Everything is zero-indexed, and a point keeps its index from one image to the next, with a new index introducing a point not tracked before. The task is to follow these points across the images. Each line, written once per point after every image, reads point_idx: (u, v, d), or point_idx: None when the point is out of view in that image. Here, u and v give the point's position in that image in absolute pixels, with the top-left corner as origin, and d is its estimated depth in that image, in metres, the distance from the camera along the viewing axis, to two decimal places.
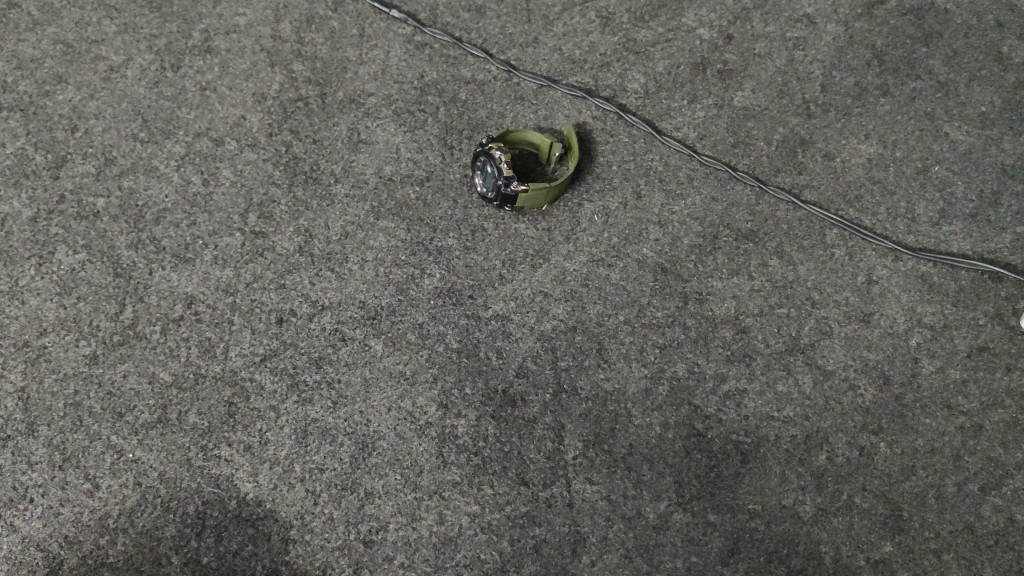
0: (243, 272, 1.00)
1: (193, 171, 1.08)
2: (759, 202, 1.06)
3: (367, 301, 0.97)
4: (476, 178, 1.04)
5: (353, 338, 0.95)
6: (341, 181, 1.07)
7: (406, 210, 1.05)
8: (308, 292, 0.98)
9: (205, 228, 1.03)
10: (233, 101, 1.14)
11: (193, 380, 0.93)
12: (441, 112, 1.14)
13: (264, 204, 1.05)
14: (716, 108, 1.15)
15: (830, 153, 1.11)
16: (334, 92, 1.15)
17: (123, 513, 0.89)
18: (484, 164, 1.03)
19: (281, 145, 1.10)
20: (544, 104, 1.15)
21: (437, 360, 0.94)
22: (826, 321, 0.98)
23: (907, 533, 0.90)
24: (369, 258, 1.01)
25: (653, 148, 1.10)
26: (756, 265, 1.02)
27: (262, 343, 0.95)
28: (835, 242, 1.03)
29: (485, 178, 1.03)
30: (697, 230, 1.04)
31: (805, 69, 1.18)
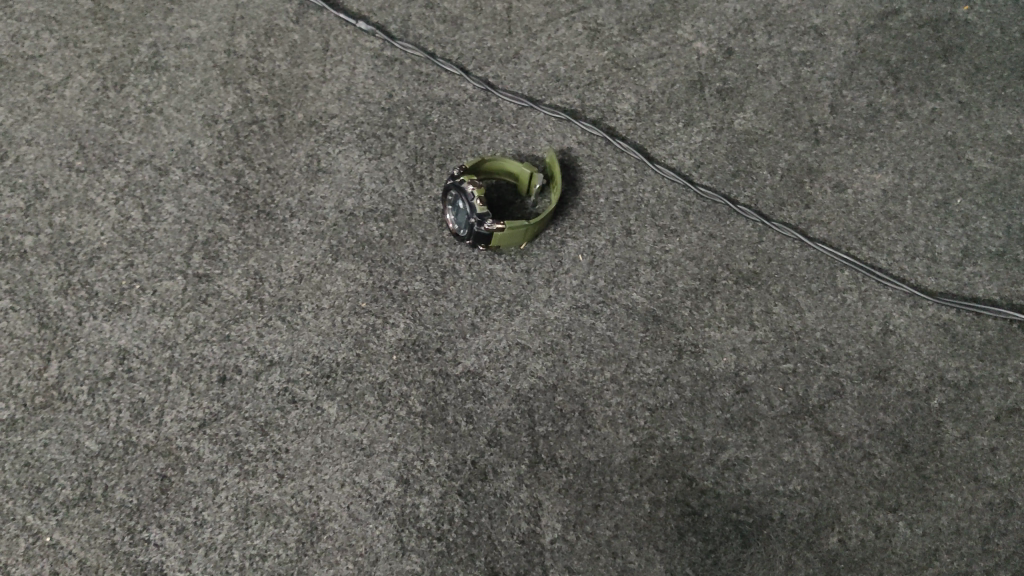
0: (183, 322, 0.89)
1: (132, 204, 0.97)
2: (762, 239, 0.96)
3: (322, 356, 0.87)
4: (447, 215, 0.94)
5: (304, 399, 0.85)
6: (297, 216, 0.96)
7: (368, 248, 0.94)
8: (255, 346, 0.88)
9: (142, 270, 0.92)
10: (181, 124, 1.03)
11: (123, 449, 0.83)
12: (411, 136, 1.03)
13: (210, 243, 0.94)
14: (714, 131, 1.04)
15: (841, 182, 1.00)
16: (293, 115, 1.04)
17: None
18: (455, 199, 0.92)
19: (231, 175, 0.99)
20: (525, 127, 1.04)
21: (399, 426, 0.84)
22: (836, 379, 0.88)
23: None
24: (324, 306, 0.90)
25: (645, 178, 1.00)
26: (759, 312, 0.91)
27: (202, 406, 0.85)
28: (846, 285, 0.93)
29: (457, 214, 0.92)
30: (693, 272, 0.94)
31: (812, 88, 1.08)
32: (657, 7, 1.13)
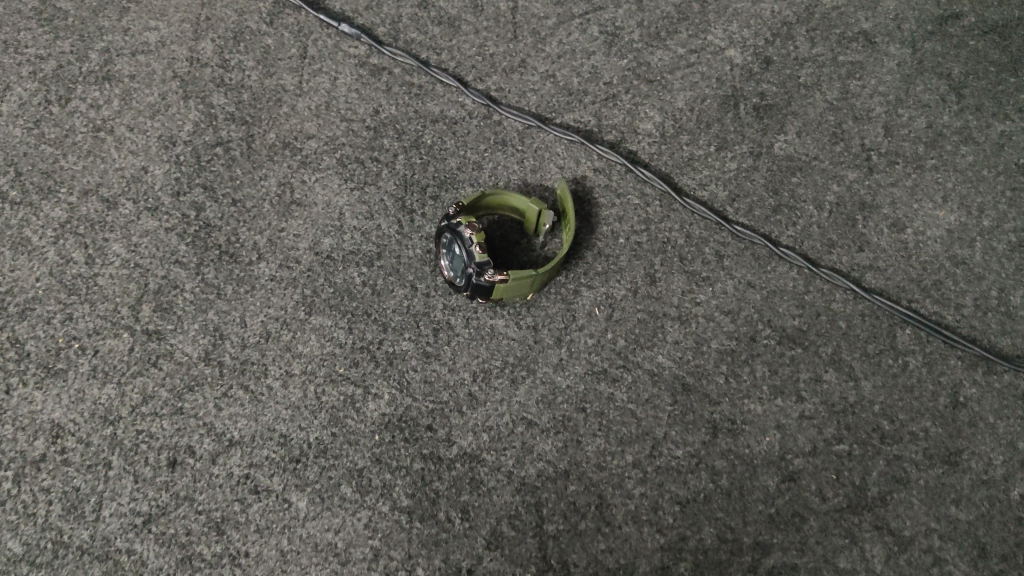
0: (128, 390, 0.76)
1: (73, 243, 0.83)
2: (808, 289, 0.82)
3: (289, 435, 0.73)
4: (440, 259, 0.80)
5: (269, 490, 0.72)
6: (265, 258, 0.83)
7: (348, 299, 0.80)
8: (211, 422, 0.74)
9: (82, 325, 0.79)
10: (134, 146, 0.89)
11: (50, 553, 0.70)
12: (400, 160, 0.89)
13: (162, 291, 0.81)
14: (751, 156, 0.90)
15: (900, 221, 0.86)
16: (264, 134, 0.90)
17: None
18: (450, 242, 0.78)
19: (190, 208, 0.85)
20: (532, 151, 0.90)
21: (380, 526, 0.71)
22: (899, 465, 0.75)
23: None
24: (294, 372, 0.76)
25: (672, 214, 0.86)
26: (807, 381, 0.78)
27: (147, 497, 0.71)
28: (908, 346, 0.80)
29: (452, 260, 0.78)
30: (728, 329, 0.80)
31: (862, 106, 0.93)
32: (683, 8, 0.98)
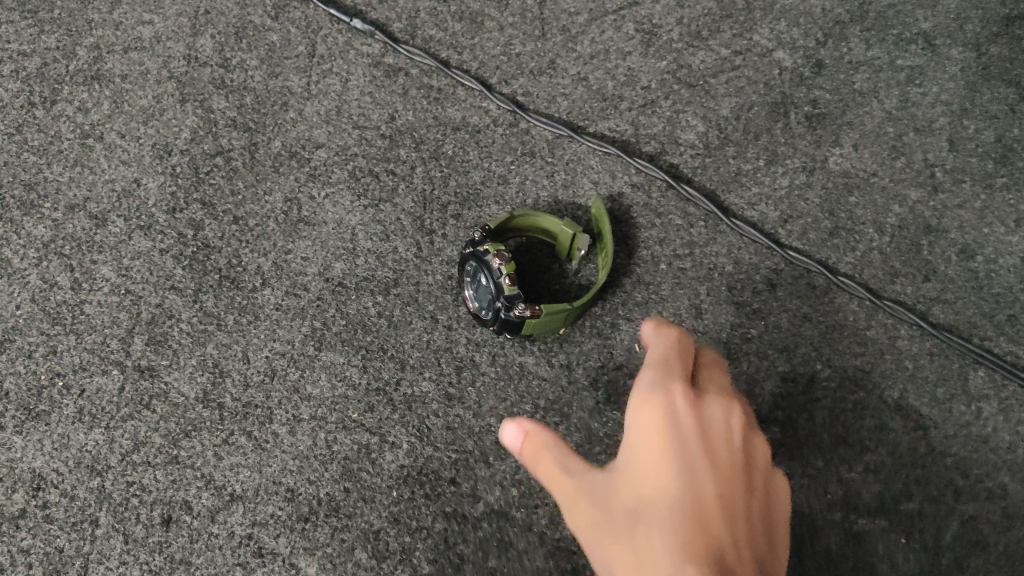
0: (117, 436, 0.68)
1: (58, 266, 0.75)
2: (871, 323, 0.74)
3: (298, 489, 0.66)
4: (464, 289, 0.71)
5: (274, 552, 0.65)
6: (270, 285, 0.75)
7: (362, 333, 0.72)
8: (210, 474, 0.67)
9: (67, 360, 0.71)
10: (125, 155, 0.81)
11: None
12: (419, 173, 0.80)
13: (156, 321, 0.73)
14: (804, 173, 0.81)
15: (970, 247, 0.79)
16: (269, 142, 0.81)
17: None
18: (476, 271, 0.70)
19: (187, 227, 0.77)
20: (564, 163, 0.81)
21: None
22: (975, 525, 0.68)
23: None
24: (302, 417, 0.69)
25: (718, 235, 0.78)
26: (872, 429, 0.71)
27: (138, 560, 0.65)
28: (981, 390, 0.72)
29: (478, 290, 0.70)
30: (783, 369, 0.73)
31: (923, 117, 0.84)
32: (726, 4, 0.88)
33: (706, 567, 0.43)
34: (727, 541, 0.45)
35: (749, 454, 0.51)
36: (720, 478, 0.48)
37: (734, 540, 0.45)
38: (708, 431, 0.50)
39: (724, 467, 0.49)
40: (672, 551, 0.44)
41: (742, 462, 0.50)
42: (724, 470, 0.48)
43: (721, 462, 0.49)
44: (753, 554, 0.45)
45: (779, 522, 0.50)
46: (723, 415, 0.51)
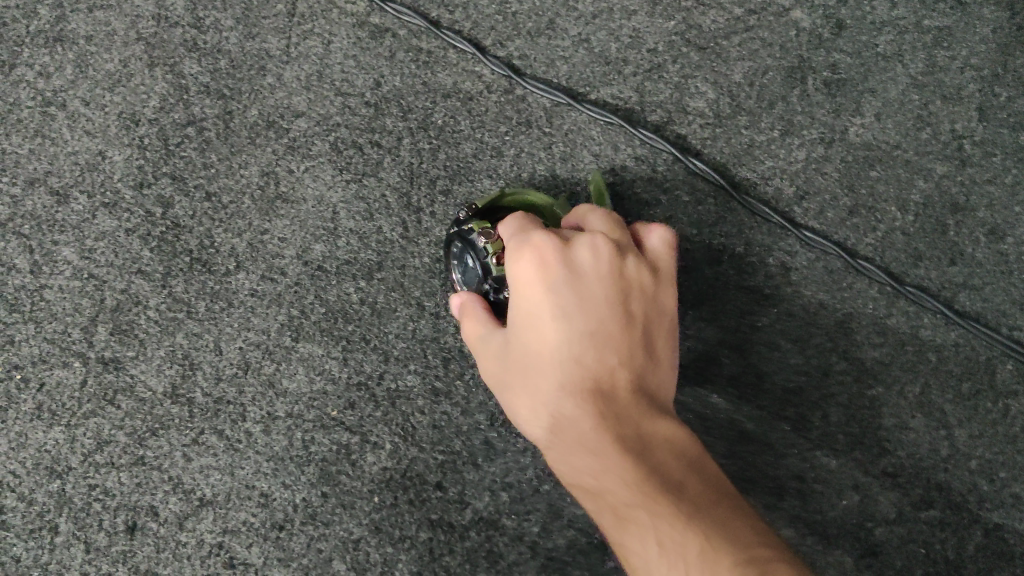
0: (79, 435, 0.63)
1: (16, 247, 0.70)
2: (890, 312, 0.69)
3: (272, 495, 0.62)
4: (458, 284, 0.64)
5: (247, 563, 0.60)
6: (245, 267, 0.69)
7: (343, 322, 0.67)
8: (178, 477, 0.62)
9: (25, 351, 0.66)
10: (90, 125, 0.75)
11: None
12: (407, 145, 0.74)
13: (122, 308, 0.68)
14: (822, 145, 0.75)
15: (998, 228, 0.73)
16: (244, 111, 0.74)
17: None
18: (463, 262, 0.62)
19: (156, 204, 0.72)
20: (562, 134, 0.74)
21: None
22: (997, 535, 0.64)
23: None
24: (277, 415, 0.64)
25: (729, 214, 0.71)
26: (890, 428, 0.66)
27: (100, 571, 0.61)
28: (1011, 385, 0.67)
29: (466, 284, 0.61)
30: (796, 362, 0.67)
31: (952, 83, 0.77)
32: None
33: (582, 400, 0.46)
34: (602, 370, 0.46)
35: (628, 280, 0.49)
36: (593, 312, 0.47)
37: (613, 369, 0.47)
38: (581, 273, 0.47)
39: (597, 300, 0.47)
40: (555, 396, 0.46)
41: (619, 293, 0.48)
42: (604, 309, 0.48)
43: (591, 294, 0.47)
44: (632, 379, 0.47)
45: (668, 327, 0.50)
46: (590, 254, 0.48)
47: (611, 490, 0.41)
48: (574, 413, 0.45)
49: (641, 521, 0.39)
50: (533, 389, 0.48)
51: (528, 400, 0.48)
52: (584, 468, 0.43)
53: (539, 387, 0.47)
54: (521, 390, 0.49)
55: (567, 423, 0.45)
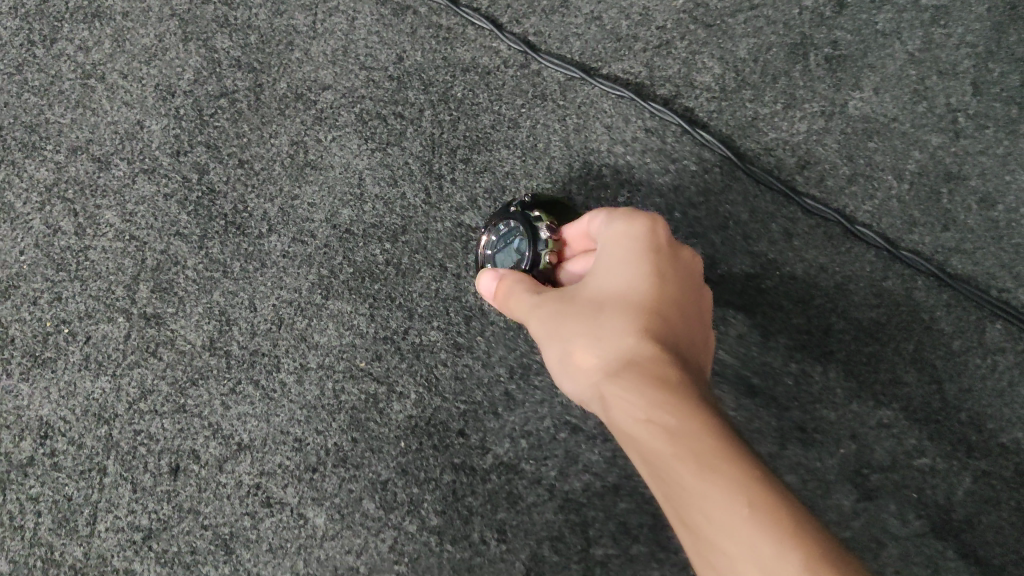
0: (124, 384, 0.68)
1: (61, 210, 0.74)
2: (886, 275, 0.72)
3: (306, 440, 0.65)
4: (489, 256, 0.66)
5: (282, 502, 0.64)
6: (278, 230, 0.74)
7: (370, 281, 0.72)
8: (218, 423, 0.66)
9: (72, 307, 0.70)
10: (128, 96, 0.79)
11: (42, 571, 0.63)
12: (428, 116, 0.78)
13: (162, 268, 0.72)
14: (823, 118, 0.79)
15: (990, 196, 0.77)
16: (273, 83, 0.78)
17: None
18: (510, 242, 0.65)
19: (192, 171, 0.76)
20: (575, 107, 0.78)
21: (407, 549, 0.63)
22: (986, 482, 0.67)
23: None
24: (310, 366, 0.68)
25: (735, 182, 0.75)
26: (886, 383, 0.69)
27: (146, 510, 0.64)
28: (998, 343, 0.70)
29: (506, 260, 0.65)
30: (797, 322, 0.71)
31: (947, 59, 0.80)
32: None
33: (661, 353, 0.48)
34: (677, 342, 0.50)
35: (703, 288, 0.55)
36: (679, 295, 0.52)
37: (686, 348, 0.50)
38: (677, 256, 0.54)
39: (684, 283, 0.53)
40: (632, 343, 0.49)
41: (697, 293, 0.54)
42: (688, 299, 0.52)
43: (680, 276, 0.53)
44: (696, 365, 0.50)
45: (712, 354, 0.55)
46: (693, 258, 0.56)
47: (689, 431, 0.42)
48: (649, 360, 0.47)
49: (724, 469, 0.39)
50: (615, 329, 0.50)
51: (606, 336, 0.50)
52: (648, 403, 0.44)
53: (625, 330, 0.49)
54: (599, 329, 0.50)
55: (653, 363, 0.47)
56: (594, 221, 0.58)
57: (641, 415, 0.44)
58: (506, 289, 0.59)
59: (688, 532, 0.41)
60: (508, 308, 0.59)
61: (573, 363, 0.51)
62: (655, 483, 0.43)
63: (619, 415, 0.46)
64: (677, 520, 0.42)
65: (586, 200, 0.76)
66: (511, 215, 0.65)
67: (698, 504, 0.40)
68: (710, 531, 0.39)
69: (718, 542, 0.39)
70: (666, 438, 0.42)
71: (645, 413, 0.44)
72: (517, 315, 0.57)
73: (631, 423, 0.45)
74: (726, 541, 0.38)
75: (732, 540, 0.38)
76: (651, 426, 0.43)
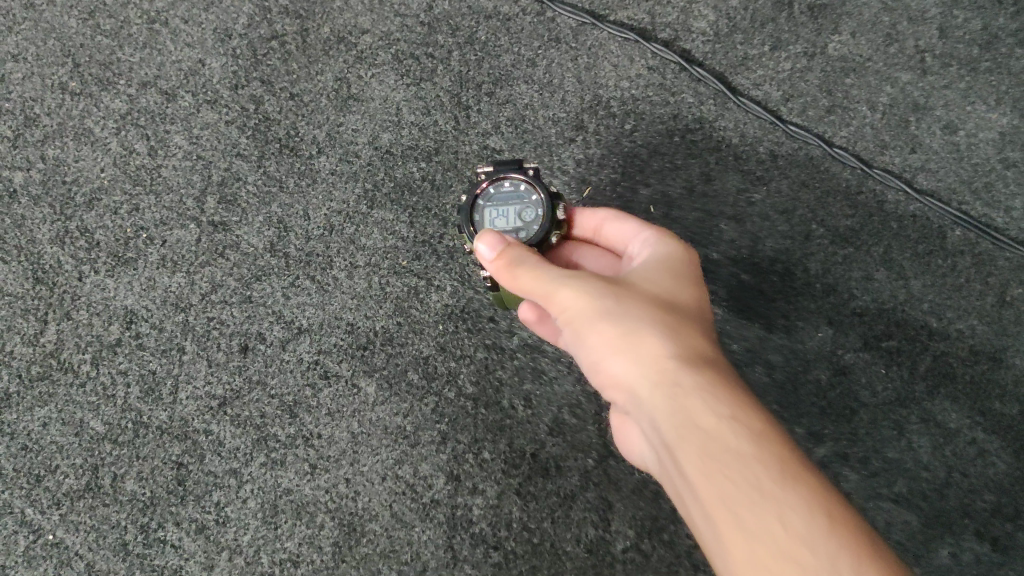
0: (197, 279, 0.78)
1: (135, 135, 0.85)
2: (860, 189, 0.83)
3: (357, 323, 0.76)
4: (480, 206, 0.65)
5: (338, 375, 0.74)
6: (326, 152, 0.84)
7: (409, 194, 0.81)
8: (281, 311, 0.76)
9: (149, 215, 0.81)
10: (189, 38, 0.88)
11: (133, 431, 0.72)
12: (456, 56, 0.88)
13: (226, 183, 0.82)
14: (805, 57, 0.89)
15: (952, 123, 0.87)
16: (317, 28, 0.89)
17: None
18: (520, 204, 0.64)
19: (249, 102, 0.86)
20: (586, 48, 0.88)
21: (447, 411, 0.72)
22: (945, 360, 0.77)
23: None
24: (358, 264, 0.78)
25: (726, 112, 0.86)
26: (858, 279, 0.80)
27: (221, 381, 0.74)
28: (958, 247, 0.81)
29: (501, 221, 0.64)
30: (782, 229, 0.81)
31: (916, 6, 0.91)
32: None
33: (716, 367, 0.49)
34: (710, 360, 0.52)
35: None
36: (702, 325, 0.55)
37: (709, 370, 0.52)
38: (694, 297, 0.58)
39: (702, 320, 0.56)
40: (689, 345, 0.50)
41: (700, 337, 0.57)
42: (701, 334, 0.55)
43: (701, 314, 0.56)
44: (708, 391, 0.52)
45: None
46: None
47: (778, 448, 0.44)
48: (710, 367, 0.49)
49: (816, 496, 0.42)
50: (685, 332, 0.50)
51: (674, 331, 0.50)
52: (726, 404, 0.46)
53: (694, 339, 0.50)
54: (668, 321, 0.50)
55: (724, 377, 0.48)
56: (620, 225, 0.65)
57: (723, 415, 0.45)
58: (510, 258, 0.55)
59: (742, 529, 0.41)
60: (512, 265, 0.55)
61: (616, 339, 0.50)
62: (704, 476, 0.44)
63: (682, 406, 0.46)
64: (720, 514, 0.43)
65: (597, 127, 0.86)
66: (533, 182, 0.64)
67: (775, 510, 0.41)
68: (779, 534, 0.40)
69: (782, 547, 0.40)
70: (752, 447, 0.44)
71: (729, 415, 0.45)
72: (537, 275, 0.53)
73: (701, 418, 0.45)
74: (803, 551, 0.39)
75: (827, 554, 0.39)
76: (733, 430, 0.45)
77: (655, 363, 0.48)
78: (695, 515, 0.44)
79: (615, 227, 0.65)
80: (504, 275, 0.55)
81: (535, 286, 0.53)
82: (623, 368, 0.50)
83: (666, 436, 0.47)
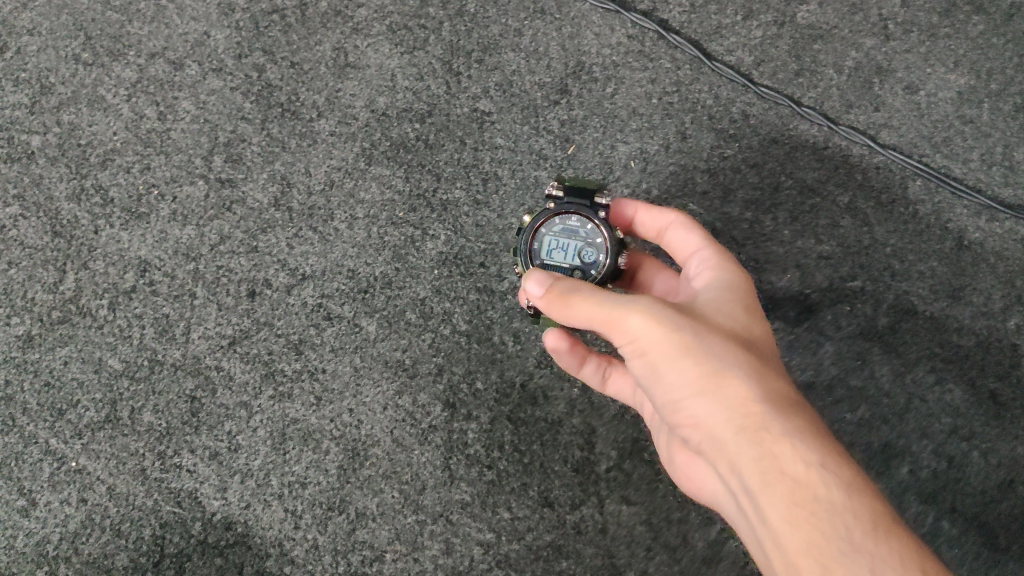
0: (206, 232, 0.83)
1: (145, 101, 0.87)
2: (828, 144, 0.88)
3: (358, 269, 0.82)
4: (541, 235, 0.71)
5: (340, 316, 0.81)
6: (325, 115, 0.87)
7: (404, 152, 0.86)
8: (285, 259, 0.82)
9: (160, 174, 0.85)
10: (194, 12, 0.89)
11: (149, 368, 0.80)
12: (446, 28, 0.89)
13: (232, 144, 0.86)
14: (775, 26, 0.91)
15: (914, 84, 0.91)
16: (316, 2, 0.89)
17: (65, 538, 0.78)
18: (582, 239, 0.71)
19: (252, 70, 0.88)
20: (569, 19, 0.90)
21: (443, 346, 0.80)
22: (906, 298, 0.84)
23: (1006, 565, 0.79)
24: (358, 216, 0.84)
25: (701, 77, 0.89)
26: (826, 226, 0.86)
27: (231, 322, 0.81)
28: (918, 197, 0.87)
29: (560, 253, 0.71)
30: (753, 181, 0.87)
31: None
32: None
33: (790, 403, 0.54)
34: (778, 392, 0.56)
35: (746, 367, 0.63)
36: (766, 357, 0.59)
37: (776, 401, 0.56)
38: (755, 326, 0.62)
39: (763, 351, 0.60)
40: (762, 385, 0.54)
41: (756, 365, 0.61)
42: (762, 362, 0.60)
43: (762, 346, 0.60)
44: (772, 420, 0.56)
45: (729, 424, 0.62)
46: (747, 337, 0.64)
47: (860, 494, 0.49)
48: (786, 407, 0.53)
49: (897, 542, 0.47)
50: (765, 375, 0.54)
51: (755, 375, 0.54)
52: (808, 449, 0.50)
53: (774, 381, 0.55)
54: (749, 364, 0.54)
55: (804, 420, 0.53)
56: (681, 236, 0.70)
57: (813, 462, 0.50)
58: (559, 290, 0.58)
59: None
60: (572, 296, 0.57)
61: (698, 380, 0.53)
62: (792, 518, 0.48)
63: (772, 452, 0.50)
64: (809, 559, 0.47)
65: (580, 91, 0.88)
66: (601, 225, 0.70)
67: (868, 560, 0.46)
68: None
69: None
70: (839, 495, 0.49)
71: (819, 463, 0.50)
72: (603, 306, 0.55)
73: (789, 462, 0.50)
74: None
75: None
76: (823, 479, 0.49)
77: (742, 405, 0.52)
78: (776, 554, 0.49)
79: (670, 244, 0.71)
80: (562, 307, 0.58)
81: (598, 315, 0.55)
82: (702, 405, 0.54)
83: (750, 476, 0.51)
